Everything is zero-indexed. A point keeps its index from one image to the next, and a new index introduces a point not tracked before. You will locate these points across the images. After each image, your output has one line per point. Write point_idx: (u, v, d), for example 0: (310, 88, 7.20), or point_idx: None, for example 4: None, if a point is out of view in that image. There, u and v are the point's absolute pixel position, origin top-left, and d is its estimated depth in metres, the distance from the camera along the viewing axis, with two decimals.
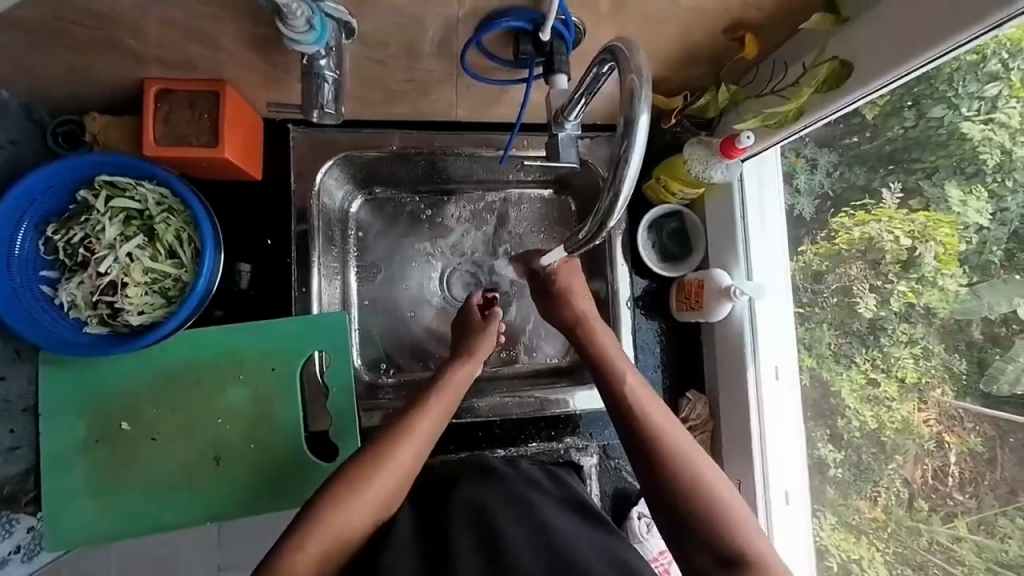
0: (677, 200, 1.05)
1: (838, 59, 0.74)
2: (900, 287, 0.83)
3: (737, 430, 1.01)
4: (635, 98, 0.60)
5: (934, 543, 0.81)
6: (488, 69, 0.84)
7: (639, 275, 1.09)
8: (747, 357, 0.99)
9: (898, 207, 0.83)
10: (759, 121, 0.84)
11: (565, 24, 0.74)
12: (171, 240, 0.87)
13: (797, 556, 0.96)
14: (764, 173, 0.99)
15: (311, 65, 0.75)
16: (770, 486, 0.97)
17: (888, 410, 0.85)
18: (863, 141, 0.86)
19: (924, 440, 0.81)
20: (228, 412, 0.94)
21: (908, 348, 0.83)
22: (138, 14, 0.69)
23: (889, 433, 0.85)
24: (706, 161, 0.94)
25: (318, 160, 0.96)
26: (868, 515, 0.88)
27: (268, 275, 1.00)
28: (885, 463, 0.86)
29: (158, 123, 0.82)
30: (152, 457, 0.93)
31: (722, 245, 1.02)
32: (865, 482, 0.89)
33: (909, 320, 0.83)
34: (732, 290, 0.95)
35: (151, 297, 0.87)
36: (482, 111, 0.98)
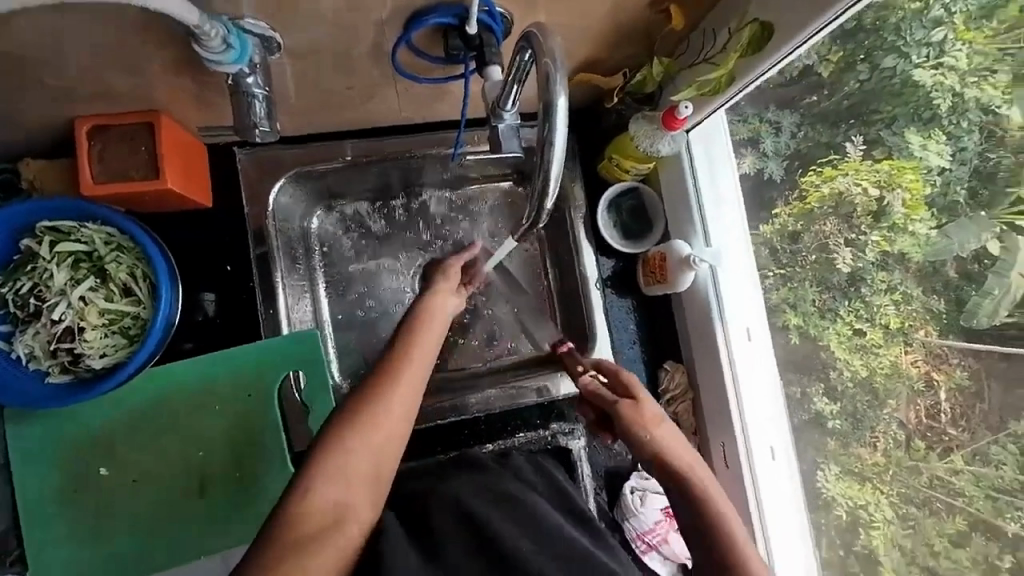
0: (632, 177, 1.06)
1: (758, 21, 0.76)
2: (873, 237, 0.86)
3: (715, 393, 1.04)
4: (551, 82, 0.62)
5: (934, 478, 0.83)
6: (422, 68, 0.84)
7: (605, 256, 1.10)
8: (716, 324, 1.02)
9: (862, 159, 0.85)
10: (695, 90, 0.85)
11: (491, 15, 0.74)
12: (124, 278, 0.85)
13: (786, 505, 1.01)
14: (713, 145, 1.03)
15: (238, 85, 0.74)
16: (754, 445, 1.01)
17: (876, 357, 0.87)
18: (821, 99, 0.88)
19: (913, 381, 0.83)
20: (207, 441, 0.93)
21: (888, 296, 0.85)
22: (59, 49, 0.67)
23: (880, 379, 0.87)
24: (652, 135, 0.95)
25: (266, 180, 0.95)
26: (869, 461, 0.90)
27: (233, 301, 0.99)
28: (880, 408, 0.88)
29: (94, 160, 0.81)
30: (136, 499, 0.91)
31: (679, 218, 1.04)
32: (863, 429, 0.90)
33: (886, 267, 0.85)
34: (692, 259, 0.97)
35: (112, 338, 0.85)
36: (427, 110, 0.98)
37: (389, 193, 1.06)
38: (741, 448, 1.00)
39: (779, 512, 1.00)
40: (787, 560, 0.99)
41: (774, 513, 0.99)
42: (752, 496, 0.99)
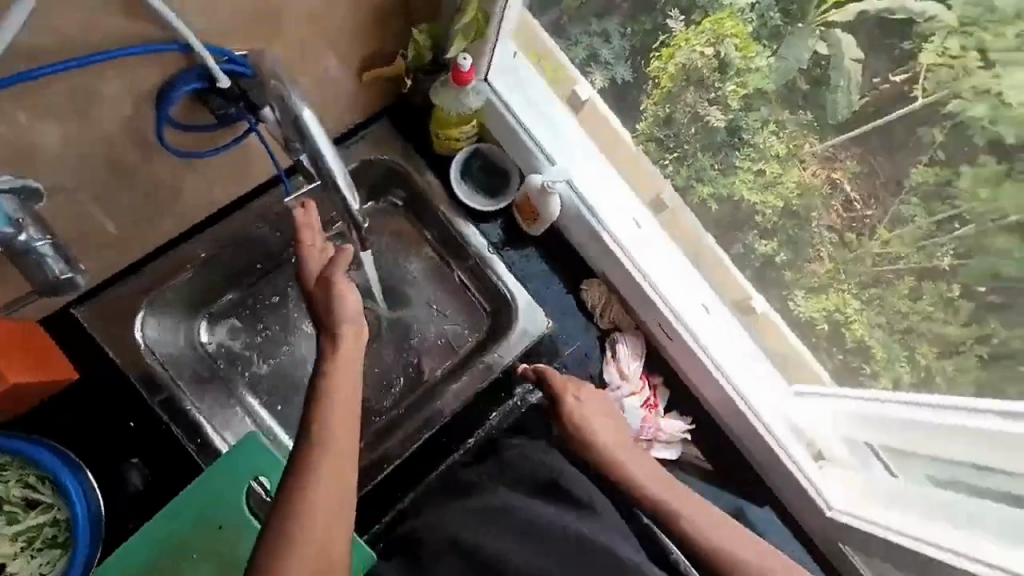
0: (466, 141, 1.10)
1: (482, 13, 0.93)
2: (729, 88, 0.93)
3: (631, 287, 1.10)
4: None
5: (877, 257, 0.91)
6: (199, 141, 0.85)
7: (479, 222, 1.13)
8: (596, 224, 1.07)
9: (687, 29, 0.93)
10: (462, 40, 0.95)
11: (233, 62, 0.75)
12: (20, 492, 0.92)
13: (736, 345, 1.09)
14: (516, 76, 1.06)
15: (19, 248, 0.75)
16: (686, 311, 1.07)
17: (783, 185, 0.95)
18: None
19: (821, 189, 0.92)
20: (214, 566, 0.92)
21: (767, 130, 0.93)
22: None
23: (796, 202, 0.95)
24: (456, 98, 1.01)
25: (127, 321, 0.97)
26: (821, 272, 0.97)
27: (157, 443, 0.98)
28: (809, 224, 0.96)
29: None
30: None
31: (521, 152, 1.08)
32: (805, 249, 0.98)
33: (751, 108, 0.93)
34: (546, 184, 1.04)
35: (40, 556, 0.91)
36: (239, 179, 0.98)
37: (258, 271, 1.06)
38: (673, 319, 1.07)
39: (739, 361, 1.08)
40: (761, 392, 1.08)
41: (727, 359, 1.07)
42: (707, 360, 1.07)
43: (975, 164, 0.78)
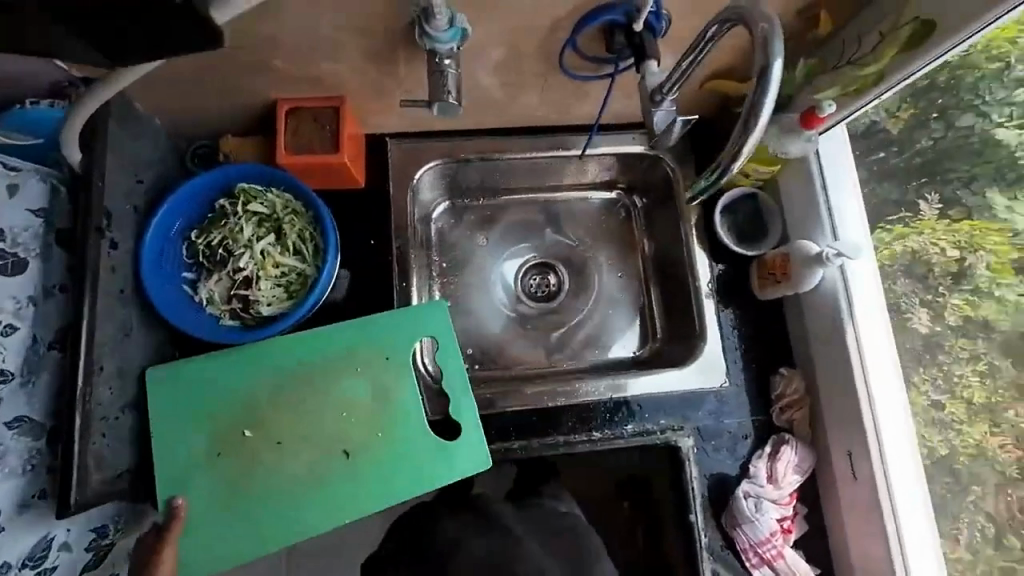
0: (751, 182, 0.92)
1: (922, 18, 0.66)
2: (954, 300, 0.82)
3: (840, 394, 0.85)
4: (769, 44, 0.58)
5: (980, 527, 0.78)
6: (581, 65, 0.79)
7: (711, 257, 0.92)
8: (843, 317, 0.83)
9: (937, 218, 0.84)
10: (838, 89, 0.75)
11: (657, 15, 0.70)
12: (268, 241, 0.82)
13: (908, 474, 0.81)
14: (839, 171, 0.86)
15: (434, 61, 0.68)
16: (892, 463, 0.81)
17: (958, 435, 0.80)
18: (945, 287, 0.83)
19: (1003, 465, 0.78)
20: (255, 416, 0.79)
21: (972, 366, 0.81)
22: (326, 71, 0.76)
23: (964, 461, 0.80)
24: (780, 139, 0.81)
25: (411, 167, 0.89)
26: (949, 557, 0.80)
27: (370, 288, 0.88)
28: (963, 496, 0.80)
29: (288, 135, 0.81)
30: (276, 466, 0.78)
31: (803, 213, 0.88)
32: (944, 519, 0.81)
33: (967, 334, 0.82)
34: (823, 255, 0.81)
35: (276, 290, 0.82)
36: (561, 114, 0.89)
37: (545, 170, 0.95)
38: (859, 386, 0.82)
39: (898, 449, 0.81)
40: (917, 539, 0.80)
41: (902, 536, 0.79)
42: (875, 446, 0.81)
43: (1016, 420, 0.77)
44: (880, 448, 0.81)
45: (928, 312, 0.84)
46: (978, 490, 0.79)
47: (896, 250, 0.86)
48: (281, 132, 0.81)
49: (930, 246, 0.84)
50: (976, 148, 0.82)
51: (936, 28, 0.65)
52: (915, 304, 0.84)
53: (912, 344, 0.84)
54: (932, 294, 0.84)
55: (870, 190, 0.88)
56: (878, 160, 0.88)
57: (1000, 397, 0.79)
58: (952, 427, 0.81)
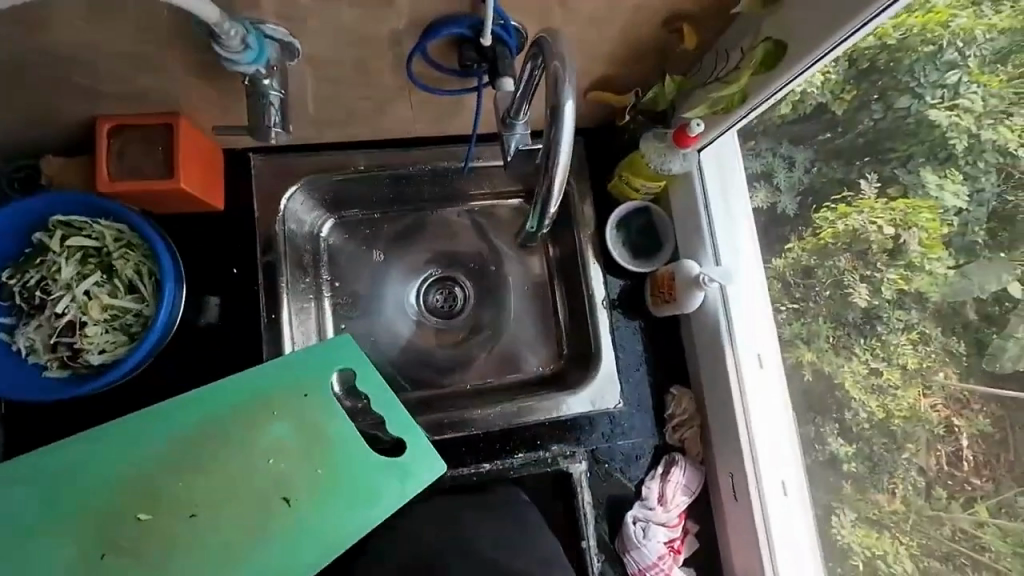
0: (643, 196, 1.05)
1: (773, 38, 0.76)
2: (890, 275, 0.86)
3: (721, 405, 1.01)
4: (560, 84, 0.62)
5: (913, 483, 0.85)
6: (438, 79, 0.83)
7: (611, 274, 1.06)
8: (724, 339, 0.99)
9: (876, 197, 0.86)
10: (705, 108, 0.87)
11: (506, 28, 0.75)
12: (130, 275, 0.86)
13: (783, 459, 1.00)
14: (730, 198, 1.02)
15: (255, 86, 0.75)
16: (761, 467, 0.98)
17: (894, 398, 0.86)
18: (883, 265, 0.86)
19: (933, 425, 0.82)
20: (145, 496, 0.75)
21: (906, 335, 0.85)
22: (173, 90, 0.79)
23: (898, 422, 0.86)
24: (663, 153, 0.94)
25: (280, 185, 0.93)
26: (887, 508, 0.89)
27: (237, 309, 0.96)
28: (898, 453, 0.87)
29: (112, 158, 0.82)
30: (202, 535, 0.75)
31: (689, 236, 1.03)
32: (881, 474, 0.89)
33: (902, 306, 0.85)
34: (701, 279, 0.95)
35: (112, 335, 0.86)
36: (442, 127, 0.96)
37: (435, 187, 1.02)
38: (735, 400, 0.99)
39: (777, 455, 1.00)
40: (785, 532, 0.98)
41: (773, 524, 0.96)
42: (750, 469, 0.98)
43: (943, 385, 0.82)
44: (754, 454, 0.98)
45: (867, 286, 0.88)
46: (911, 446, 0.85)
47: (839, 229, 0.91)
48: (102, 156, 0.81)
49: (868, 225, 0.87)
50: (911, 129, 0.81)
51: (786, 49, 0.75)
52: (855, 280, 0.89)
53: (852, 317, 0.91)
54: (872, 269, 0.87)
55: (816, 170, 0.93)
56: (824, 141, 0.91)
57: (930, 361, 0.82)
58: (888, 393, 0.87)
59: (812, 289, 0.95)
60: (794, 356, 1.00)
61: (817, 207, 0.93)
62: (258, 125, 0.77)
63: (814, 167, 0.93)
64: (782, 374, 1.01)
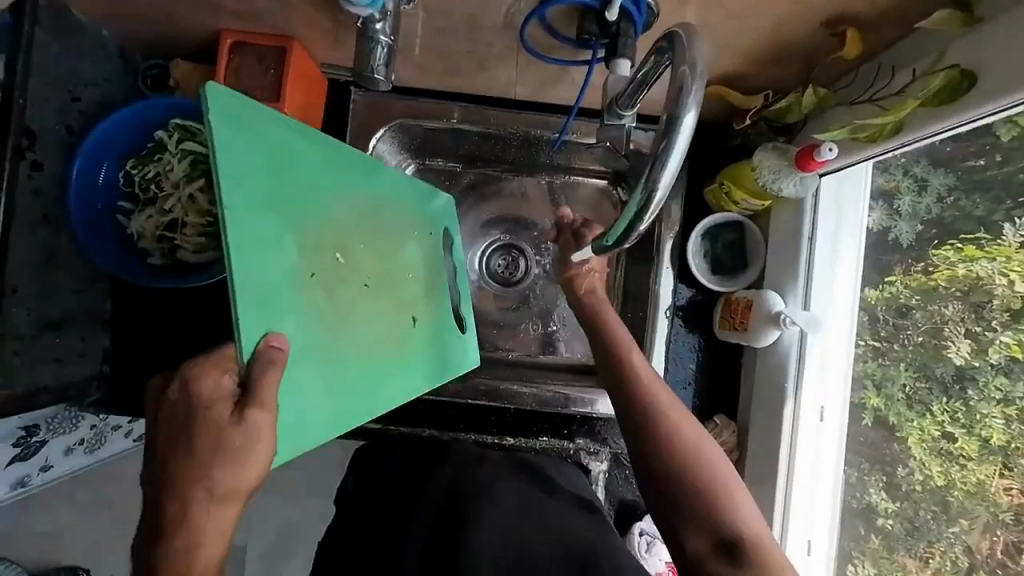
0: (739, 210, 0.98)
1: (959, 67, 0.65)
2: (1004, 338, 0.74)
3: (765, 455, 0.93)
4: (683, 93, 0.53)
5: (951, 559, 0.80)
6: (550, 47, 0.80)
7: (684, 282, 1.02)
8: (787, 394, 0.91)
9: (1018, 247, 0.72)
10: (847, 132, 0.76)
11: (637, 3, 0.69)
12: None
13: (819, 525, 0.92)
14: (842, 230, 0.91)
15: (366, 29, 0.75)
16: (793, 534, 0.90)
17: (961, 470, 0.78)
18: (1000, 327, 0.74)
19: (999, 509, 0.75)
20: (339, 237, 0.62)
21: (999, 408, 0.74)
22: (292, 19, 0.82)
23: (956, 495, 0.78)
24: (777, 171, 0.87)
25: (374, 125, 0.95)
26: None
27: None
28: (946, 525, 0.80)
29: (228, 74, 0.85)
30: (359, 310, 0.64)
31: (783, 268, 0.94)
32: (918, 540, 0.83)
33: (1007, 374, 0.74)
34: (782, 318, 0.88)
35: (205, 239, 0.90)
36: (541, 92, 0.94)
37: (521, 154, 1.00)
38: (781, 458, 0.91)
39: (808, 513, 0.91)
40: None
41: None
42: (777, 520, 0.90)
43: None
44: (785, 500, 0.91)
45: (970, 344, 0.78)
46: (964, 523, 0.78)
47: (958, 273, 0.79)
48: (221, 70, 0.84)
49: (996, 275, 0.75)
50: None
51: (975, 82, 0.64)
52: (958, 333, 0.79)
53: (940, 372, 0.81)
54: (981, 326, 0.76)
55: (950, 201, 0.80)
56: (971, 168, 0.76)
57: (1020, 443, 0.73)
58: (955, 461, 0.78)
59: (903, 330, 0.86)
60: (857, 396, 0.91)
61: (937, 244, 0.82)
62: (365, 68, 0.78)
63: (948, 198, 0.80)
64: (843, 440, 0.92)
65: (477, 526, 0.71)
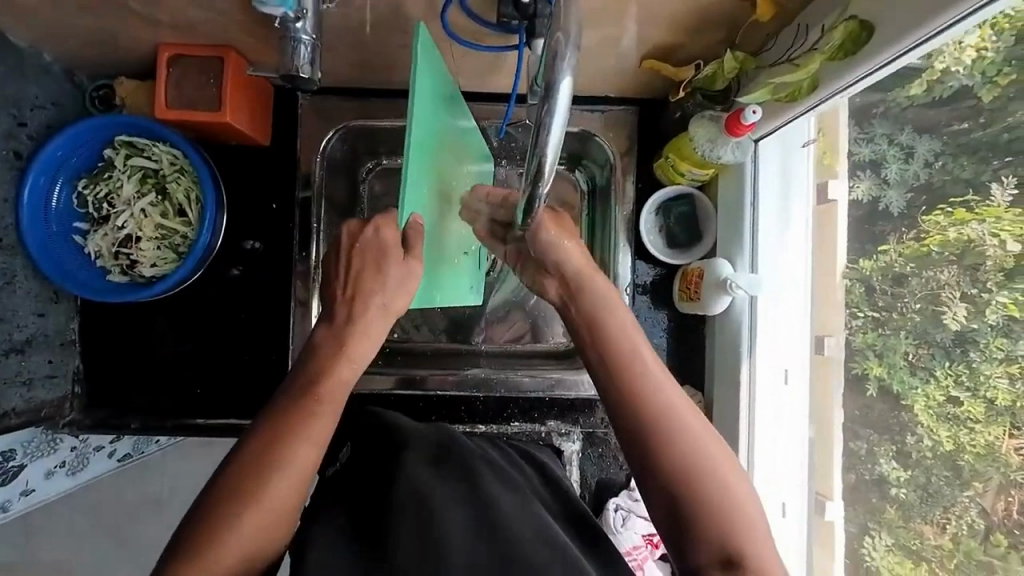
0: (688, 181, 1.04)
1: (857, 18, 0.65)
2: (1000, 298, 0.74)
3: (723, 422, 1.03)
4: (556, 60, 0.51)
5: (968, 522, 0.80)
6: (480, 35, 0.81)
7: (640, 258, 1.09)
8: (742, 352, 0.99)
9: (1007, 207, 0.73)
10: (767, 93, 0.78)
11: None
12: (181, 199, 0.95)
13: (791, 483, 0.99)
14: (793, 202, 0.97)
15: (286, 29, 0.75)
16: (769, 495, 0.98)
17: (969, 432, 0.78)
18: (992, 290, 0.75)
19: (1010, 468, 0.75)
20: (451, 163, 0.79)
21: (1004, 367, 0.74)
22: (223, 30, 0.82)
23: (967, 458, 0.78)
24: (713, 139, 0.92)
25: (323, 127, 1.01)
26: (933, 542, 0.83)
27: (277, 240, 1.04)
28: (960, 489, 0.79)
29: (171, 86, 0.88)
30: (446, 224, 0.82)
31: (730, 234, 1.00)
32: (933, 506, 0.82)
33: (1009, 334, 0.74)
34: (727, 283, 0.94)
35: (162, 251, 0.96)
36: (480, 82, 0.97)
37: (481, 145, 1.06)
38: (741, 418, 0.99)
39: (775, 472, 0.99)
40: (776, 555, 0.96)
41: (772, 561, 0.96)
42: None
43: None
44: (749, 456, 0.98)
45: (967, 307, 0.78)
46: (977, 485, 0.78)
47: (950, 237, 0.79)
48: (162, 82, 0.87)
49: (987, 236, 0.75)
50: None
51: (873, 32, 0.65)
52: (954, 298, 0.79)
53: (941, 337, 0.80)
54: (977, 288, 0.76)
55: (939, 165, 0.80)
56: (955, 132, 0.77)
57: None
58: (963, 425, 0.78)
59: (901, 299, 0.86)
60: (860, 367, 0.92)
61: (922, 212, 0.82)
62: (289, 70, 0.78)
63: (938, 163, 0.80)
64: (806, 395, 0.99)
65: (453, 549, 0.61)
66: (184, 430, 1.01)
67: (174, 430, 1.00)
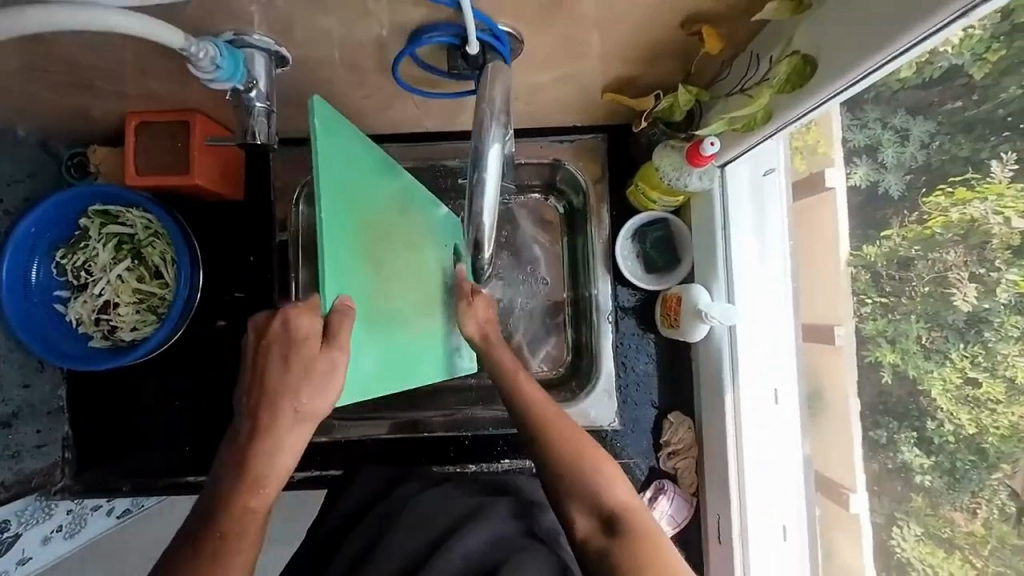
0: (660, 208, 1.11)
1: (800, 53, 0.67)
2: (1010, 276, 0.73)
3: (715, 441, 1.08)
4: (483, 133, 0.71)
5: (996, 504, 0.77)
6: (435, 83, 0.83)
7: (619, 283, 1.16)
8: (724, 383, 1.04)
9: (1008, 183, 0.72)
10: (725, 124, 0.79)
11: (495, 36, 0.70)
12: (157, 262, 0.98)
13: (786, 501, 1.03)
14: (768, 226, 1.03)
15: (240, 100, 0.73)
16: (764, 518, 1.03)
17: (991, 414, 0.76)
18: (1005, 268, 0.73)
19: None
20: (377, 228, 0.72)
21: (1019, 344, 0.73)
22: (186, 97, 0.83)
23: (991, 440, 0.76)
24: (678, 168, 0.97)
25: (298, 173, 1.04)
26: (964, 529, 0.80)
27: (260, 288, 1.05)
28: (988, 472, 0.77)
29: (139, 153, 0.91)
30: (390, 294, 0.74)
31: (705, 261, 1.07)
32: (960, 492, 0.80)
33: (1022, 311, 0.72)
34: (702, 313, 1.00)
35: (141, 313, 0.98)
36: (450, 121, 1.02)
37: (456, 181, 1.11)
38: (728, 436, 1.04)
39: (767, 488, 1.03)
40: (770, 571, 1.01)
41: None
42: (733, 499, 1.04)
43: None
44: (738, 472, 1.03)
45: (977, 287, 0.76)
46: (1005, 467, 0.75)
47: (952, 217, 0.78)
48: (129, 151, 0.90)
49: (991, 214, 0.74)
50: None
51: (816, 65, 0.66)
52: (962, 279, 0.77)
53: (953, 319, 0.79)
54: (985, 267, 0.75)
55: (935, 146, 0.79)
56: (952, 111, 0.76)
57: None
58: (984, 406, 0.76)
59: (908, 282, 0.85)
60: (873, 355, 0.90)
61: (924, 194, 0.82)
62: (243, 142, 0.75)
63: (934, 143, 0.79)
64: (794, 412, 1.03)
65: None
66: (175, 487, 1.03)
67: (164, 489, 1.02)
